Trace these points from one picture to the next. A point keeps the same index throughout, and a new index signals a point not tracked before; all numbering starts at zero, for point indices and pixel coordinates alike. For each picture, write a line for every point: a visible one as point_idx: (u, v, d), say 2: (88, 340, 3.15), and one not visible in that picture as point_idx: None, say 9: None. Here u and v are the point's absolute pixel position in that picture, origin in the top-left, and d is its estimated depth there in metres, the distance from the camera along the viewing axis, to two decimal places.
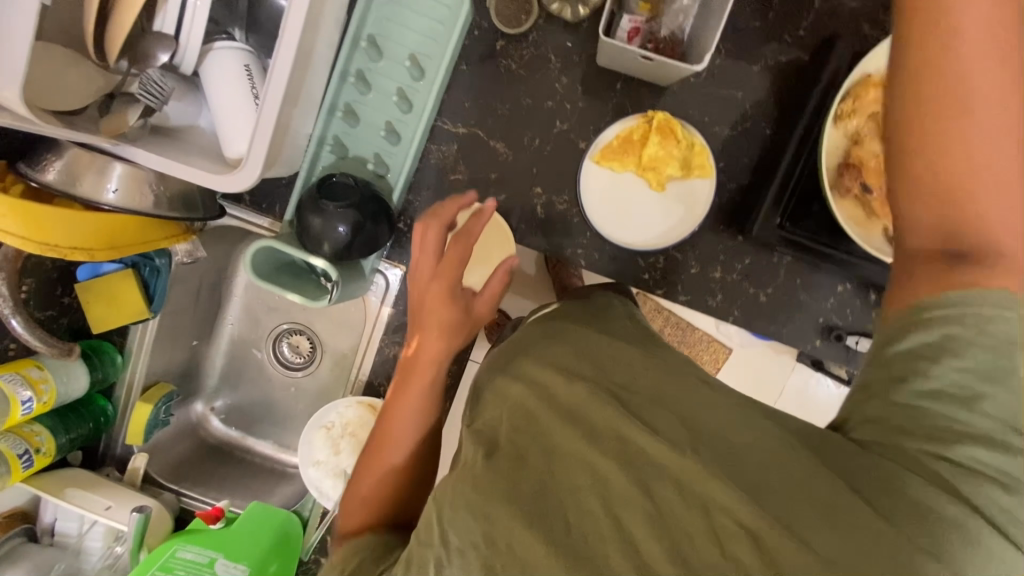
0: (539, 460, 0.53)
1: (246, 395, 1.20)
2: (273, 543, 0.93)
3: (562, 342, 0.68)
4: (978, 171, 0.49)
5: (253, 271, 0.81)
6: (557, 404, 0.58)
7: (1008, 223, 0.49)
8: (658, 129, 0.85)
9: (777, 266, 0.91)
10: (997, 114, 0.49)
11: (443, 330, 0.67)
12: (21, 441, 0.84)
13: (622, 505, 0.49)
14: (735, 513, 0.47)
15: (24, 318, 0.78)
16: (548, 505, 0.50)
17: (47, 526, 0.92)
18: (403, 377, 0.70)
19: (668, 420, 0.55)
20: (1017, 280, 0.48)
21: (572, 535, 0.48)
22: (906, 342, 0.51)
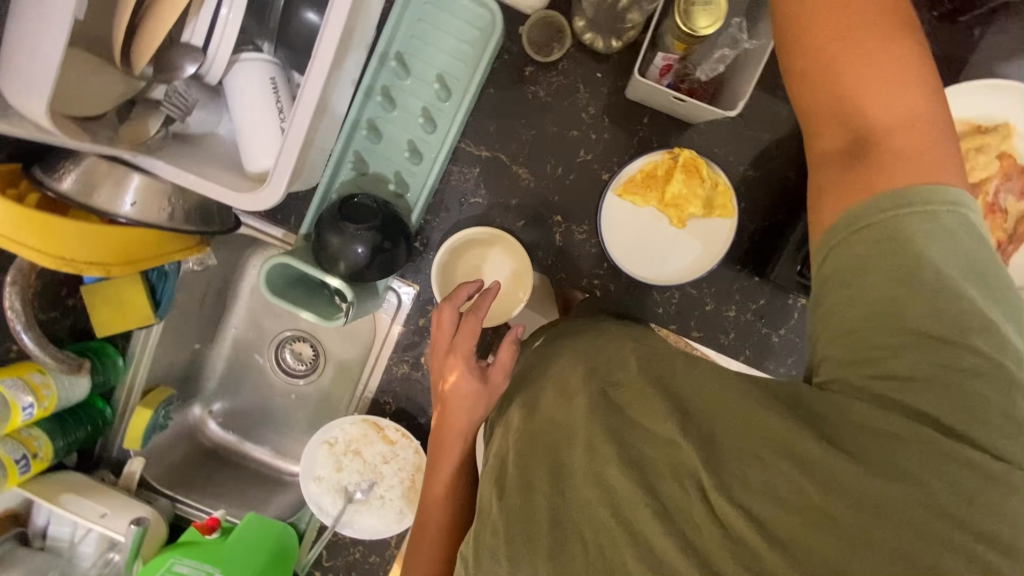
0: (546, 482, 0.52)
1: (246, 399, 1.18)
2: (270, 558, 0.91)
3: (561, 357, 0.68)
4: (862, 77, 0.55)
5: (267, 287, 0.80)
6: (559, 426, 0.57)
7: (895, 120, 0.54)
8: (684, 167, 0.85)
9: (791, 309, 0.92)
10: (863, 25, 0.55)
11: (465, 405, 0.70)
12: (18, 446, 0.82)
13: (630, 507, 0.47)
14: (738, 498, 0.45)
15: (36, 334, 0.77)
16: (566, 532, 0.49)
17: (38, 529, 0.90)
18: (432, 453, 0.73)
19: (649, 399, 0.53)
20: (913, 164, 0.52)
21: (590, 554, 0.47)
22: (850, 280, 0.51)
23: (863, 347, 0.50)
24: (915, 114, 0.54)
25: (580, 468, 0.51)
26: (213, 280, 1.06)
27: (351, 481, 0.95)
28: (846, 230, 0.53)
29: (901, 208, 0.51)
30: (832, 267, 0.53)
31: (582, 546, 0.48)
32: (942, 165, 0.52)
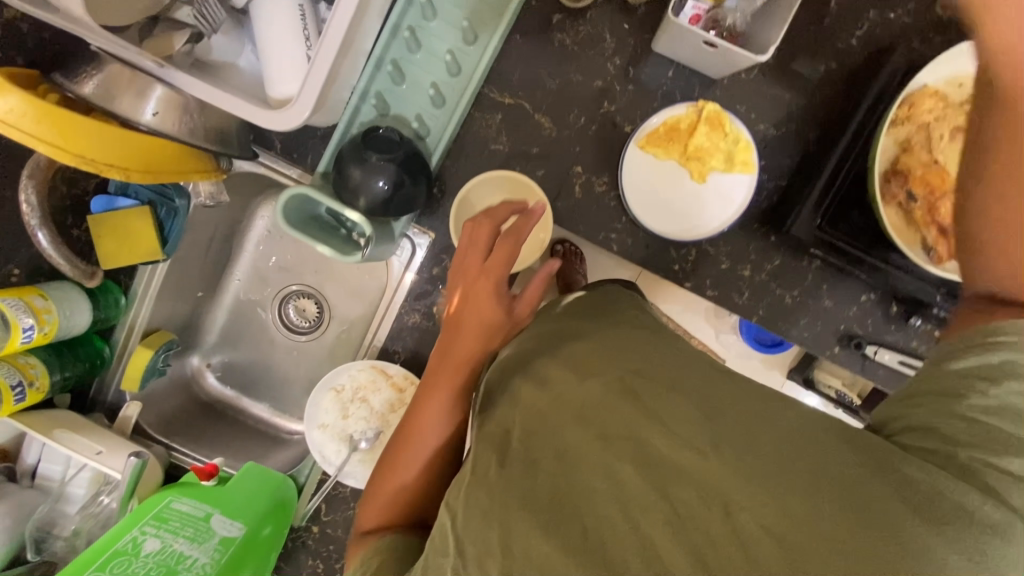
0: (551, 464, 0.49)
1: (246, 355, 1.15)
2: (269, 506, 0.88)
3: (579, 340, 0.63)
4: None
5: (284, 220, 0.78)
6: (576, 406, 0.53)
7: None
8: (708, 120, 0.85)
9: (806, 270, 0.93)
10: None
11: (481, 332, 0.65)
12: (15, 372, 0.79)
13: (640, 509, 0.45)
14: (757, 514, 0.43)
15: (50, 231, 0.78)
16: (565, 511, 0.46)
17: (28, 467, 0.86)
18: (419, 393, 0.67)
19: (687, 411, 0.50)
20: None
21: (589, 540, 0.44)
22: (963, 360, 0.49)
23: (946, 406, 0.48)
24: None
25: (590, 457, 0.48)
26: (221, 227, 1.04)
27: (357, 429, 0.93)
28: (973, 339, 0.49)
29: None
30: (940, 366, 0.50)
31: (581, 530, 0.45)
32: None
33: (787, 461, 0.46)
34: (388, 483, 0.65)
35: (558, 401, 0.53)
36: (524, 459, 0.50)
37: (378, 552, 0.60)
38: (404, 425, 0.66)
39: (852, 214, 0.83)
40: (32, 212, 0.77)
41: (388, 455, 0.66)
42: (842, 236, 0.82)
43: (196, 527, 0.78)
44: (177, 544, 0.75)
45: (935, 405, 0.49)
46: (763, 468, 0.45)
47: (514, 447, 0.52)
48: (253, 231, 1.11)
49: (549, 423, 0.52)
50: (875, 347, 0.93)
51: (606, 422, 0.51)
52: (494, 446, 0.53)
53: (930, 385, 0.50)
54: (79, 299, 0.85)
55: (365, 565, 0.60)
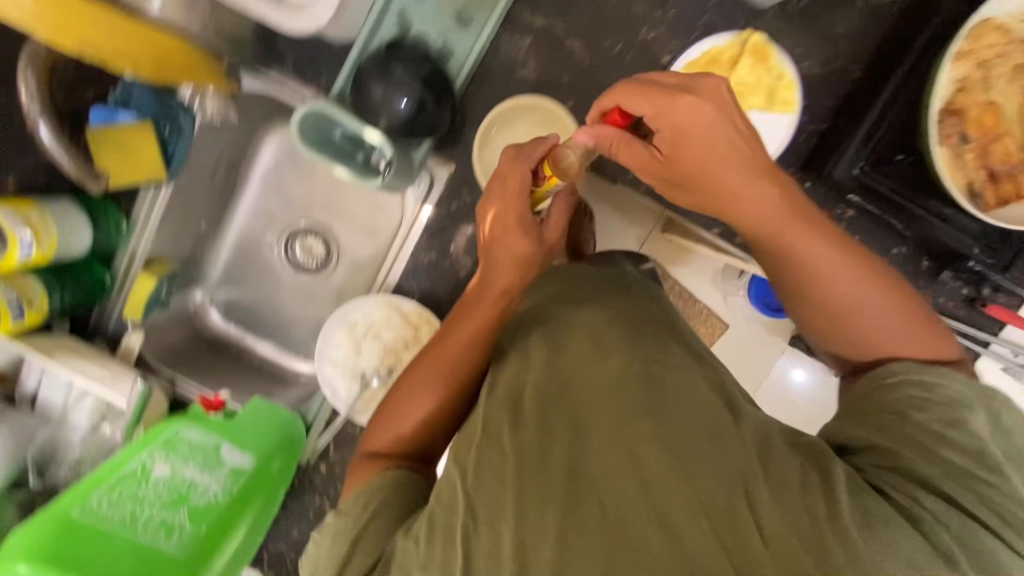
0: (565, 434, 0.51)
1: (252, 295, 1.09)
2: (279, 441, 0.85)
3: (597, 308, 0.64)
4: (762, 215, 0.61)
5: (300, 137, 0.73)
6: (596, 382, 0.55)
7: (879, 320, 0.58)
8: (751, 53, 0.81)
9: (839, 220, 0.89)
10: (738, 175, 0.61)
11: (515, 260, 0.68)
12: (12, 290, 0.74)
13: (661, 488, 0.46)
14: (761, 511, 0.44)
15: (56, 122, 0.66)
16: (583, 490, 0.47)
17: (28, 394, 0.83)
18: (455, 317, 0.69)
19: (696, 384, 0.55)
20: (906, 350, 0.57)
21: (607, 518, 0.45)
22: (897, 384, 0.54)
23: (880, 427, 0.52)
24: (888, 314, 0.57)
25: (603, 429, 0.51)
26: (227, 151, 0.97)
27: (368, 365, 0.90)
28: (879, 381, 0.55)
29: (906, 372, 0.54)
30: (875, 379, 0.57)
31: (600, 509, 0.46)
32: (919, 339, 0.57)
33: (793, 456, 0.48)
34: (408, 407, 0.64)
35: (579, 373, 0.56)
36: (539, 423, 0.53)
37: (385, 481, 0.59)
38: (435, 344, 0.67)
39: (895, 158, 0.79)
40: (31, 97, 0.73)
41: (410, 375, 0.67)
42: (887, 180, 0.78)
43: (205, 455, 0.74)
44: (187, 469, 0.72)
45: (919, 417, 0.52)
46: (769, 458, 0.48)
47: (525, 414, 0.54)
48: (260, 161, 1.03)
49: (563, 400, 0.55)
50: None
51: (621, 398, 0.53)
52: (505, 406, 0.56)
53: (867, 418, 0.54)
54: (78, 218, 0.80)
55: (370, 490, 0.59)
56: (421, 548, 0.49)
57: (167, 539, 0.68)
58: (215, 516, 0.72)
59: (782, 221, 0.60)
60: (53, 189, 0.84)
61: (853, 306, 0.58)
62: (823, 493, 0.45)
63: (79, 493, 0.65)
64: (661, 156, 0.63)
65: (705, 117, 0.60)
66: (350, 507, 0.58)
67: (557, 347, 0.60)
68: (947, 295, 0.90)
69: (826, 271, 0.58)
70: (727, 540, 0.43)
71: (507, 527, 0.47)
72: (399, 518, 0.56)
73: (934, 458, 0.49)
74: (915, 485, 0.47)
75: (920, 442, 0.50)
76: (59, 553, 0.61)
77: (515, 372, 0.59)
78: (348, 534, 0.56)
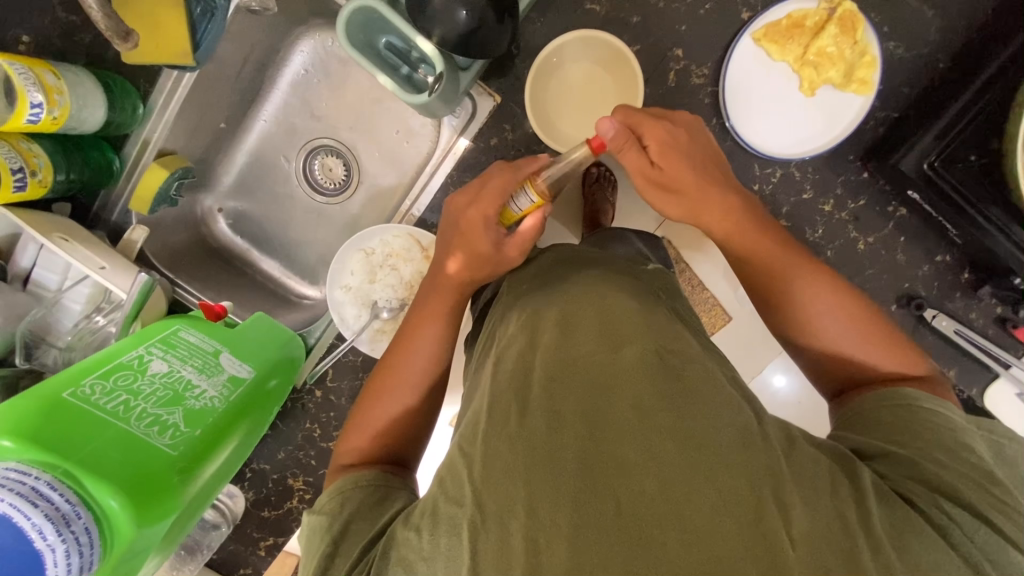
0: (576, 421, 0.46)
1: (263, 208, 1.03)
2: (277, 359, 0.82)
3: (613, 286, 0.61)
4: (748, 236, 0.63)
5: (344, 36, 0.68)
6: (603, 368, 0.50)
7: (853, 336, 0.59)
8: (840, 21, 0.75)
9: (888, 218, 0.85)
10: (720, 193, 0.63)
11: (467, 258, 0.66)
12: (15, 156, 0.68)
13: (682, 488, 0.42)
14: (791, 526, 0.42)
15: None
16: (595, 481, 0.43)
17: (21, 272, 0.78)
18: (414, 317, 0.69)
19: (713, 379, 0.51)
20: (888, 364, 0.58)
21: (621, 515, 0.41)
22: (891, 400, 0.55)
23: (888, 439, 0.53)
24: (862, 324, 0.59)
25: (619, 414, 0.46)
26: (257, 47, 0.91)
27: (382, 296, 0.86)
28: (880, 399, 0.56)
29: (892, 400, 0.55)
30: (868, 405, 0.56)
31: (614, 504, 0.42)
32: (892, 349, 0.58)
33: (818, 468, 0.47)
34: (375, 409, 0.65)
35: (590, 354, 0.52)
36: (548, 410, 0.48)
37: (360, 484, 0.58)
38: (398, 339, 0.69)
39: (967, 157, 0.73)
40: None
41: (378, 375, 0.68)
42: (953, 180, 0.74)
43: (204, 360, 0.71)
44: (185, 371, 0.68)
45: (933, 433, 0.51)
46: (794, 471, 0.46)
47: (536, 401, 0.49)
48: (291, 66, 0.97)
49: (575, 380, 0.50)
50: (935, 312, 0.86)
51: (634, 381, 0.48)
52: (515, 392, 0.51)
53: (879, 430, 0.54)
54: (94, 90, 0.74)
55: (346, 493, 0.57)
56: (423, 539, 0.47)
57: (165, 436, 0.60)
58: (211, 421, 0.65)
59: (759, 236, 0.63)
60: (67, 58, 0.76)
61: (832, 331, 0.59)
62: (852, 503, 0.45)
63: (68, 378, 0.59)
64: (652, 161, 0.65)
65: (683, 137, 0.65)
66: (327, 505, 0.57)
67: (569, 321, 0.56)
68: (980, 312, 0.86)
69: (809, 297, 0.60)
70: (759, 551, 0.40)
71: (519, 525, 0.42)
72: (375, 517, 0.54)
73: (950, 473, 0.48)
74: (938, 495, 0.47)
75: (931, 456, 0.50)
76: (47, 432, 0.52)
77: (523, 354, 0.55)
78: (327, 532, 0.54)
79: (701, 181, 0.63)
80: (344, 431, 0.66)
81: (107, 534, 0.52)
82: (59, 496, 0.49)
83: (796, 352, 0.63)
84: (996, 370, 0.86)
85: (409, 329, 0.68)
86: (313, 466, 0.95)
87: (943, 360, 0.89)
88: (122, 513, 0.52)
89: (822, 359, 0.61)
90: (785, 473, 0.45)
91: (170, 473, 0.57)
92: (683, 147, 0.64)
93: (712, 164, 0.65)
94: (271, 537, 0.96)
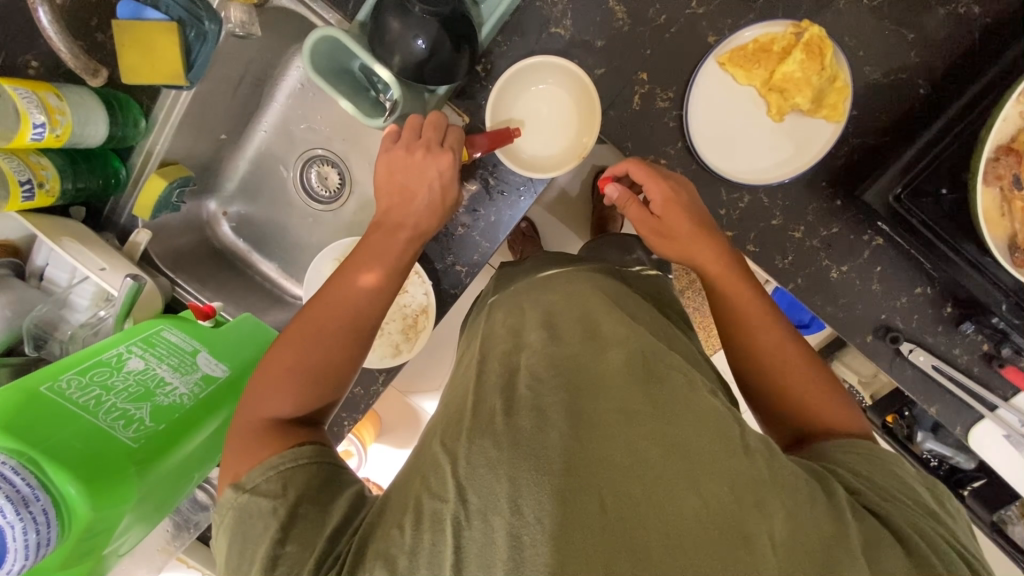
0: (562, 423, 0.51)
1: (262, 211, 1.10)
2: (257, 356, 0.89)
3: (622, 312, 0.66)
4: (732, 282, 0.69)
5: (309, 62, 0.71)
6: (583, 381, 0.56)
7: (807, 386, 0.65)
8: (806, 46, 0.73)
9: (863, 246, 0.81)
10: (710, 240, 0.70)
11: (434, 210, 0.72)
12: (24, 168, 0.76)
13: (663, 490, 0.47)
14: (772, 533, 0.46)
15: (52, 10, 0.66)
16: (579, 480, 0.47)
17: (37, 269, 0.88)
18: (350, 261, 0.70)
19: (617, 414, 0.52)
20: (836, 414, 0.64)
21: (606, 514, 0.46)
22: (846, 444, 0.60)
23: (854, 471, 0.57)
24: (812, 376, 0.66)
25: (601, 420, 0.52)
26: (254, 65, 0.96)
27: None
28: (838, 445, 0.60)
29: (847, 443, 0.60)
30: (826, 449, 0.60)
31: (599, 502, 0.46)
32: (836, 402, 0.65)
33: (800, 483, 0.50)
34: (292, 349, 0.65)
35: (577, 367, 0.58)
36: (535, 410, 0.53)
37: (301, 462, 0.57)
38: (325, 299, 0.68)
39: (938, 191, 0.71)
40: None
41: (297, 331, 0.67)
42: (922, 214, 0.71)
43: (181, 359, 0.78)
44: (160, 369, 0.75)
45: (888, 467, 0.57)
46: (762, 488, 0.48)
47: (521, 401, 0.54)
48: (289, 79, 1.02)
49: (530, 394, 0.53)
50: (913, 346, 0.82)
51: (619, 385, 0.55)
52: (501, 394, 0.56)
53: (847, 466, 0.57)
54: (97, 109, 0.81)
55: (286, 472, 0.56)
56: (406, 535, 0.48)
57: (129, 430, 0.67)
58: (177, 416, 0.72)
59: (741, 282, 0.70)
60: (74, 79, 0.83)
61: (792, 376, 0.66)
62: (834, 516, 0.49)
63: (49, 373, 0.67)
64: (654, 214, 0.72)
65: (682, 192, 0.73)
66: (264, 487, 0.55)
67: (554, 332, 0.63)
68: (964, 349, 0.82)
69: (769, 345, 0.67)
70: (739, 552, 0.44)
71: (502, 522, 0.46)
72: (323, 501, 0.55)
73: (906, 495, 0.54)
74: (912, 518, 0.52)
75: (896, 482, 0.55)
76: (19, 423, 0.59)
77: (509, 355, 0.63)
78: (272, 516, 0.53)
79: (700, 226, 0.71)
80: (249, 393, 0.65)
81: (65, 515, 0.59)
82: (20, 480, 0.56)
83: (758, 397, 0.68)
84: (981, 412, 0.84)
85: (335, 287, 0.69)
86: None
87: (926, 396, 0.85)
88: (78, 498, 0.59)
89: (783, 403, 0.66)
90: (768, 484, 0.49)
91: (127, 464, 0.64)
92: (683, 192, 0.73)
93: (702, 216, 0.72)
94: None
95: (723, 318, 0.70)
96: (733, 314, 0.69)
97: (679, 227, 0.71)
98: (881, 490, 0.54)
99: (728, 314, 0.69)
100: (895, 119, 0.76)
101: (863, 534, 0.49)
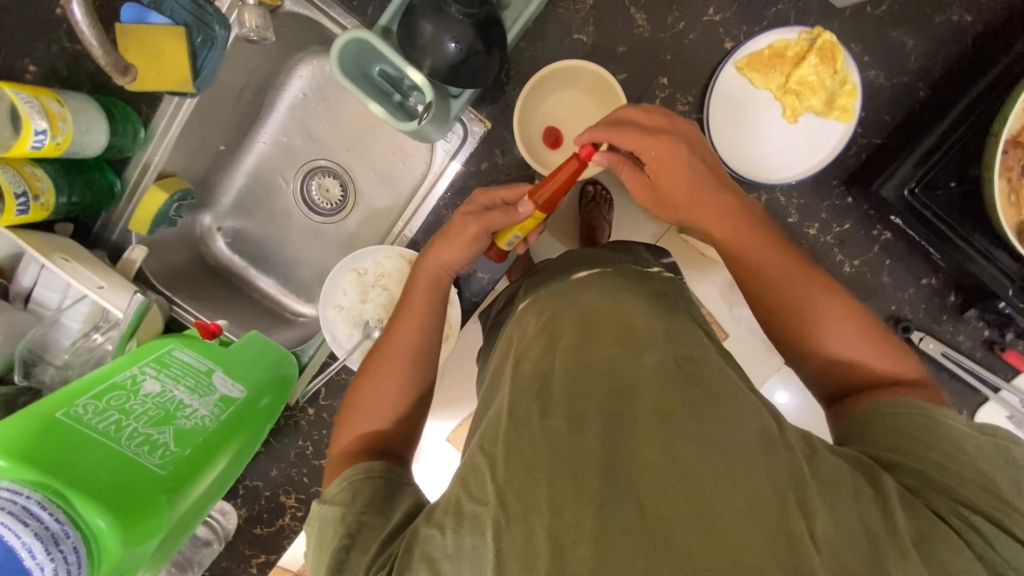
0: (598, 421, 0.48)
1: (262, 226, 1.05)
2: (274, 376, 0.85)
3: (652, 303, 0.64)
4: (749, 244, 0.64)
5: (337, 65, 0.69)
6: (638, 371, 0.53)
7: (848, 342, 0.60)
8: (819, 52, 0.77)
9: (873, 241, 0.85)
10: (719, 202, 0.65)
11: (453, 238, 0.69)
12: (20, 180, 0.70)
13: (701, 488, 0.43)
14: (813, 525, 0.42)
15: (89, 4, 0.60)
16: (617, 484, 0.43)
17: (22, 291, 0.80)
18: (393, 318, 0.71)
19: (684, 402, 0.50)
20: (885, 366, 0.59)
21: (647, 518, 0.42)
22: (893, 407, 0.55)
23: (895, 446, 0.52)
24: (854, 329, 0.60)
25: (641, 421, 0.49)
26: (256, 74, 0.93)
27: (373, 316, 0.87)
28: (891, 405, 0.55)
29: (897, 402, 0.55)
30: (877, 418, 0.55)
31: (638, 508, 0.42)
32: (882, 352, 0.60)
33: (843, 476, 0.47)
34: (356, 406, 0.65)
35: None
36: (569, 408, 0.49)
37: (371, 475, 0.56)
38: (381, 350, 0.68)
39: (948, 184, 0.75)
40: None
41: (355, 389, 0.66)
42: (935, 206, 0.75)
43: (197, 379, 0.73)
44: (177, 391, 0.69)
45: (943, 439, 0.51)
46: (818, 469, 0.47)
47: None
48: (290, 89, 0.99)
49: (597, 382, 0.52)
50: (922, 334, 0.86)
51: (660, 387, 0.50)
52: None
53: (891, 435, 0.53)
54: (98, 118, 0.77)
55: (354, 484, 0.56)
56: (448, 537, 0.46)
57: (154, 456, 0.61)
58: (201, 441, 0.67)
59: (760, 241, 0.64)
60: (71, 86, 0.78)
61: (833, 334, 0.60)
62: (878, 512, 0.45)
63: (61, 398, 0.61)
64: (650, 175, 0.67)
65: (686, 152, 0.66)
66: (338, 497, 0.55)
67: (589, 323, 0.59)
68: (967, 335, 0.86)
69: (801, 302, 0.61)
70: (783, 551, 0.41)
71: (544, 525, 0.43)
72: (388, 511, 0.53)
73: (961, 475, 0.48)
74: (960, 505, 0.46)
75: (941, 451, 0.50)
76: (34, 451, 0.54)
77: (543, 358, 0.56)
78: (341, 523, 0.52)
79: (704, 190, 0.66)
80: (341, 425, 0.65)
81: (95, 552, 0.54)
82: (48, 515, 0.51)
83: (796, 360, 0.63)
84: (986, 393, 0.87)
85: (385, 339, 0.69)
86: (305, 483, 0.96)
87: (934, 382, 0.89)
88: (109, 531, 0.54)
89: (825, 365, 0.61)
90: (808, 478, 0.45)
91: (156, 493, 0.59)
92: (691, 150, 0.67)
93: (711, 175, 0.67)
94: (262, 554, 0.97)
95: (744, 283, 0.65)
96: (760, 273, 0.63)
97: (680, 190, 0.66)
98: (930, 470, 0.49)
99: (755, 279, 0.63)
100: (897, 120, 0.81)
101: (910, 525, 0.44)
